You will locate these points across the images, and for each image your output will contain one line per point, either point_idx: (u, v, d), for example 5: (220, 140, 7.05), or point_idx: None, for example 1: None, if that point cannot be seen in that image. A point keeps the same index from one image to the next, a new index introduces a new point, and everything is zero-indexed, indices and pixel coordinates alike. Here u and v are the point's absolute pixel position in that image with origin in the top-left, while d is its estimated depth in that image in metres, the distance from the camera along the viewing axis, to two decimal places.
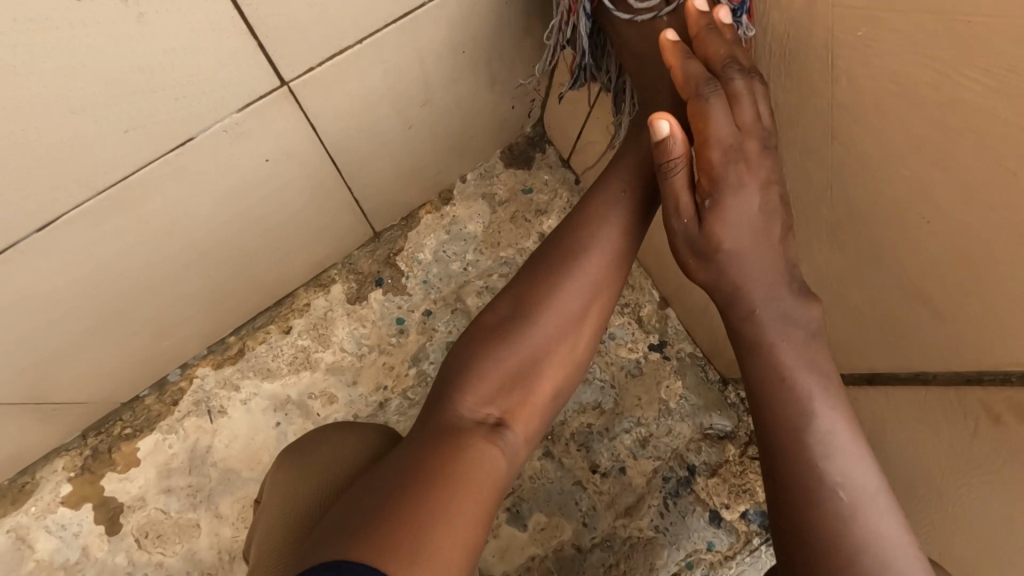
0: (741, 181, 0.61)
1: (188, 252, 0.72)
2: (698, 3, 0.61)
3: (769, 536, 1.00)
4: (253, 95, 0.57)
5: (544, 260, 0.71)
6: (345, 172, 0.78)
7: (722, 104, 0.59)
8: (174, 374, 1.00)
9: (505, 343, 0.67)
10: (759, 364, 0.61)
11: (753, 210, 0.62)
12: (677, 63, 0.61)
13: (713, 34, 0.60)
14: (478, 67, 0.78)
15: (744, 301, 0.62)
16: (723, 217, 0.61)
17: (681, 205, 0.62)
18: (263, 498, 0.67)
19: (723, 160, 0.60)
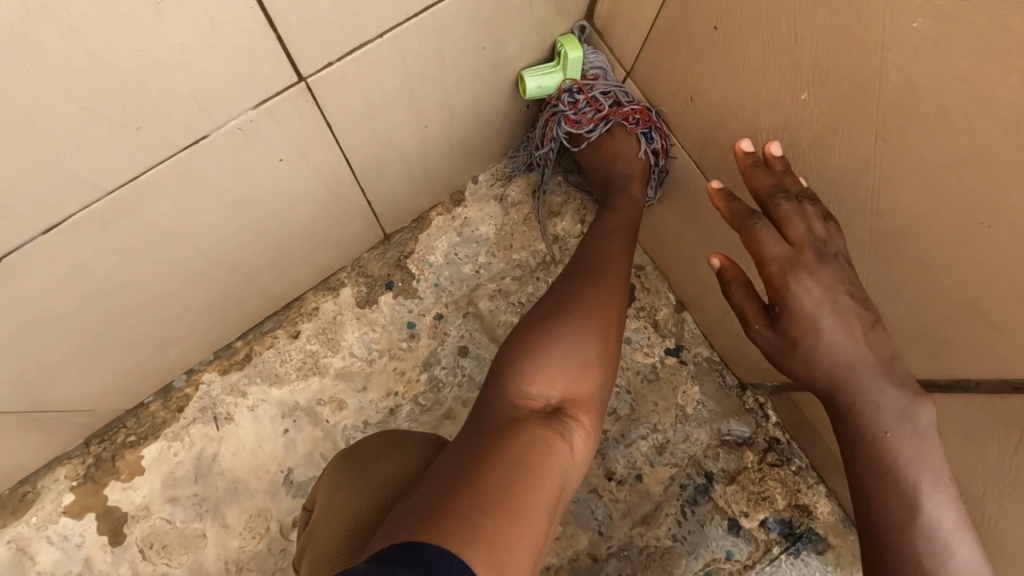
0: (806, 286, 0.58)
1: (199, 255, 0.70)
2: (743, 145, 0.66)
3: (789, 545, 0.98)
4: (270, 92, 0.55)
5: (568, 276, 0.73)
6: (360, 176, 0.76)
7: (767, 229, 0.61)
8: (180, 380, 0.97)
9: (546, 335, 0.64)
10: (859, 453, 0.57)
11: (830, 309, 0.58)
12: (722, 204, 0.66)
13: (759, 169, 0.64)
14: (498, 66, 0.76)
15: (845, 395, 0.58)
16: (799, 319, 0.58)
17: (752, 318, 0.62)
18: (315, 512, 0.65)
19: (781, 273, 0.59)
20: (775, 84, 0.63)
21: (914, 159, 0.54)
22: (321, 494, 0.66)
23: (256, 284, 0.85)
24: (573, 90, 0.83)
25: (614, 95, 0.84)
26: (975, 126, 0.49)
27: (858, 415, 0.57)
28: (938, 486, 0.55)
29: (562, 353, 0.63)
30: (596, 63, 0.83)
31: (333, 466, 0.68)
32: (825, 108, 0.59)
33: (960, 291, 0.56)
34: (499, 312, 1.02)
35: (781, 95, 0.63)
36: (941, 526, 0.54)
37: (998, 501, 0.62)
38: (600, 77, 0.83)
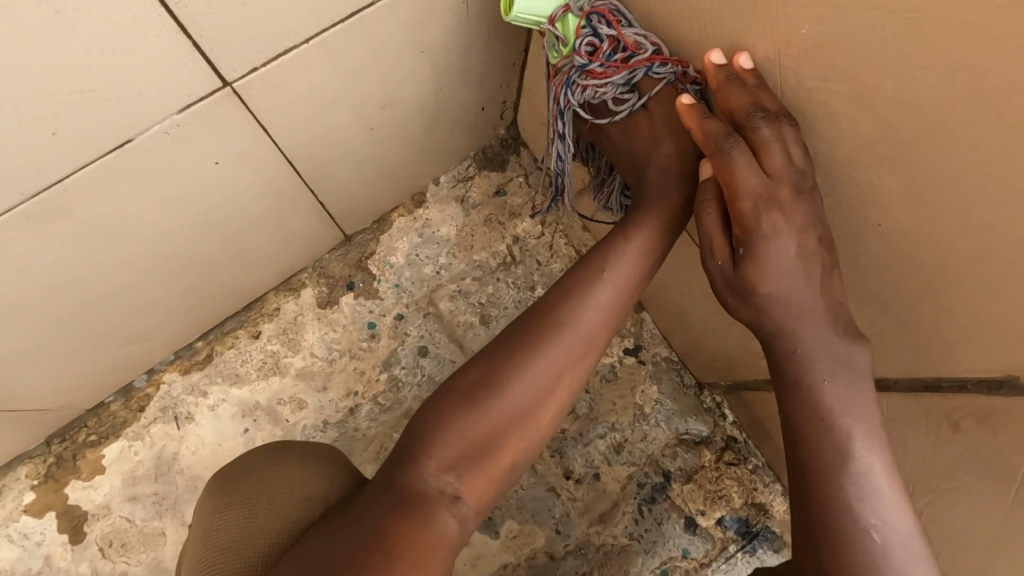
0: (778, 230, 0.55)
1: (144, 255, 0.71)
2: (715, 56, 0.56)
3: (745, 543, 0.99)
4: (194, 96, 0.56)
5: (537, 327, 0.64)
6: (305, 174, 0.77)
7: (745, 156, 0.56)
8: (140, 380, 0.98)
9: (480, 406, 0.61)
10: (794, 396, 0.56)
11: (791, 253, 0.56)
12: (694, 123, 0.59)
13: (732, 84, 0.55)
14: (438, 69, 0.77)
15: (787, 341, 0.57)
16: (762, 263, 0.56)
17: (713, 250, 0.59)
18: (202, 515, 0.58)
19: (754, 211, 0.56)
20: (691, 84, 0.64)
21: (816, 162, 0.55)
22: (206, 503, 0.59)
23: (211, 285, 0.86)
24: (600, 36, 0.64)
25: (644, 37, 0.64)
26: (861, 129, 0.48)
27: (798, 359, 0.56)
28: (871, 438, 0.54)
29: (490, 435, 0.61)
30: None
31: (224, 468, 0.60)
32: None
33: (871, 292, 0.57)
34: (460, 313, 1.03)
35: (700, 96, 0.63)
36: (870, 471, 0.53)
37: (924, 497, 0.63)
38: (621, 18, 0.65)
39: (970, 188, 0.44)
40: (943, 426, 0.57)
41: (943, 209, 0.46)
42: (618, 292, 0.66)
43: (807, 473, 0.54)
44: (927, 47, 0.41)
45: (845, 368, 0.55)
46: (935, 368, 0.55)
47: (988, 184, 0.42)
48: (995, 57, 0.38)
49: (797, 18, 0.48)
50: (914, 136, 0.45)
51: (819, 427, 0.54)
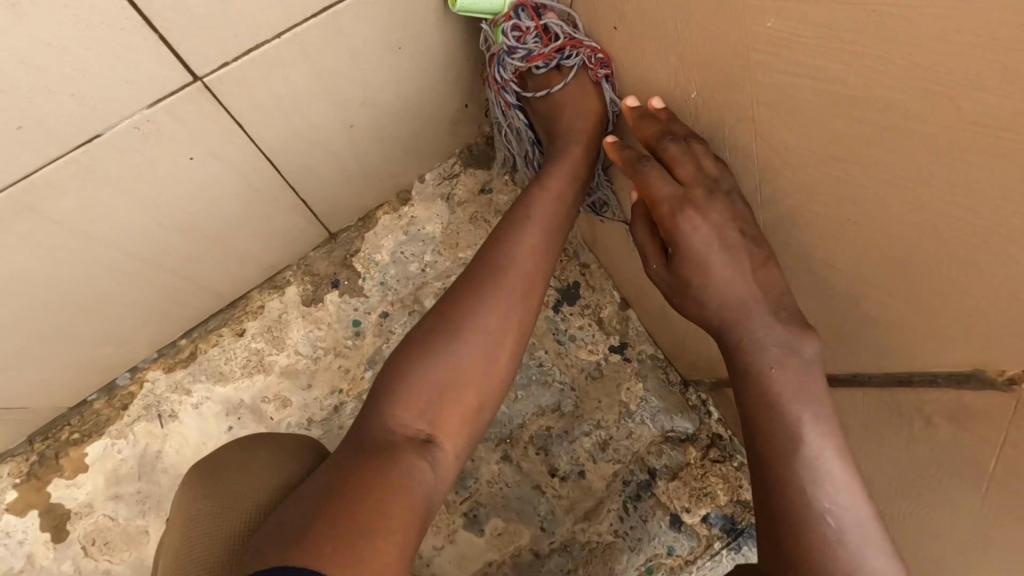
0: (696, 228, 0.60)
1: (121, 253, 0.71)
2: (630, 102, 0.68)
3: (730, 540, 0.99)
4: (164, 91, 0.55)
5: (467, 277, 0.68)
6: (285, 172, 0.77)
7: (659, 171, 0.63)
8: (123, 378, 0.98)
9: (430, 353, 0.63)
10: (753, 388, 0.60)
11: (722, 246, 0.60)
12: (615, 153, 0.67)
13: (645, 119, 0.65)
14: (419, 66, 0.76)
15: (735, 333, 0.61)
16: (691, 259, 0.61)
17: (650, 256, 0.66)
18: (187, 506, 0.61)
19: (671, 214, 0.62)
20: (666, 80, 0.64)
21: (787, 158, 0.55)
22: (186, 492, 0.63)
23: (192, 283, 0.86)
24: (523, 22, 0.72)
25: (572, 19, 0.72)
26: (830, 123, 0.48)
27: (749, 352, 0.60)
28: (820, 425, 0.57)
29: (444, 379, 0.62)
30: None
31: (208, 463, 0.65)
32: (712, 104, 0.60)
33: (845, 288, 0.57)
34: None
35: (675, 92, 0.63)
36: (821, 457, 0.56)
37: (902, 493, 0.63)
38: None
39: (934, 183, 0.43)
40: (917, 423, 0.57)
41: (910, 204, 0.46)
42: (542, 237, 0.71)
43: (768, 463, 0.58)
44: (888, 42, 0.41)
45: (796, 360, 0.59)
46: (908, 364, 0.55)
47: (952, 178, 0.42)
48: (953, 50, 0.38)
49: (766, 12, 0.49)
50: (880, 130, 0.45)
51: (770, 418, 0.58)
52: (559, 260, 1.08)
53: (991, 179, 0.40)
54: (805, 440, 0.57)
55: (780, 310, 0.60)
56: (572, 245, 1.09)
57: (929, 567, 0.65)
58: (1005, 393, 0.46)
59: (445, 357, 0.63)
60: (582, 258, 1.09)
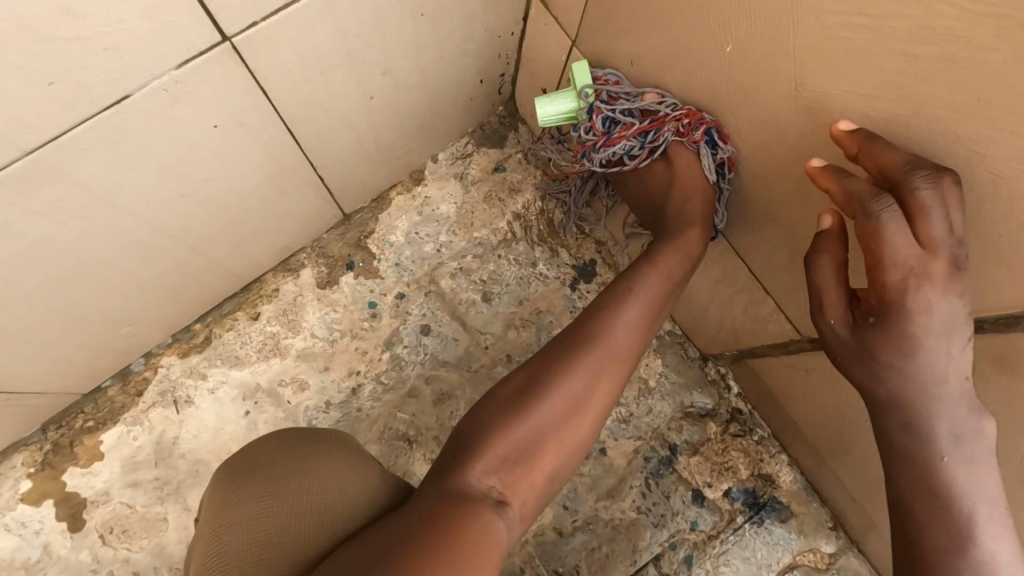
0: (927, 302, 0.53)
1: (141, 226, 0.70)
2: (843, 124, 0.54)
3: (752, 514, 0.99)
4: (193, 50, 0.54)
5: (564, 339, 0.69)
6: (304, 144, 0.76)
7: (899, 222, 0.52)
8: (137, 364, 0.96)
9: (513, 417, 0.65)
10: (913, 470, 0.56)
11: (938, 323, 0.53)
12: (834, 184, 0.55)
13: (880, 143, 0.52)
14: (441, 34, 0.76)
15: (908, 411, 0.56)
16: (899, 332, 0.54)
17: (832, 308, 0.59)
18: (255, 491, 0.57)
19: (900, 283, 0.53)
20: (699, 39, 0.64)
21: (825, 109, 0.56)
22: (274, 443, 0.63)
23: (205, 261, 0.85)
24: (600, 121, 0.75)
25: (655, 97, 0.72)
26: (878, 64, 0.50)
27: (913, 432, 0.56)
28: (995, 522, 0.53)
29: (524, 438, 0.65)
30: (607, 70, 0.76)
31: (271, 443, 0.61)
32: (747, 59, 0.60)
33: None
34: (461, 291, 1.03)
35: (706, 50, 0.64)
36: (992, 559, 0.52)
37: None
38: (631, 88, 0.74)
39: (993, 114, 0.45)
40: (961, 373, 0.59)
41: (968, 138, 0.48)
42: (641, 314, 0.72)
43: (916, 556, 0.55)
44: None
45: (969, 443, 0.54)
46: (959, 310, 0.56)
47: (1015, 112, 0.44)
48: None
49: None
50: (932, 65, 0.46)
51: (935, 504, 0.54)
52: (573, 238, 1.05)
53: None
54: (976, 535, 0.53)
55: (965, 390, 0.55)
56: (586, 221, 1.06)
57: None
58: None
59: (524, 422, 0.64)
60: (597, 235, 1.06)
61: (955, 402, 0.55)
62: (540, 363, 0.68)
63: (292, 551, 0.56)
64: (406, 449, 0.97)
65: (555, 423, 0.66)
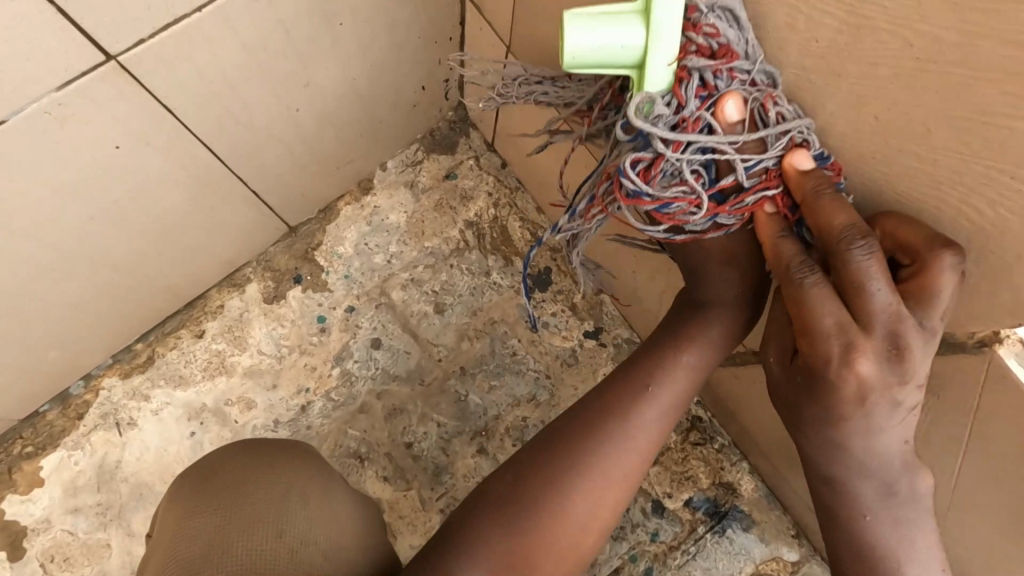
0: (849, 380, 0.47)
1: (54, 248, 0.67)
2: (797, 160, 0.49)
3: (714, 523, 0.97)
4: (73, 71, 0.52)
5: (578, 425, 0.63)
6: (225, 158, 0.74)
7: (819, 286, 0.48)
8: (77, 387, 0.94)
9: (517, 510, 0.60)
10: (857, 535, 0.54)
11: (873, 394, 0.48)
12: (768, 234, 0.52)
13: (823, 195, 0.47)
14: (367, 41, 0.74)
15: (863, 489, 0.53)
16: (821, 405, 0.50)
17: (772, 352, 0.55)
18: (222, 477, 0.60)
19: (824, 356, 0.48)
20: None
21: None
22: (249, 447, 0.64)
23: (135, 279, 0.82)
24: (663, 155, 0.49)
25: (768, 111, 0.49)
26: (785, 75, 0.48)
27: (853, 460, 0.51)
28: None
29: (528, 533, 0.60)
30: (723, 7, 0.48)
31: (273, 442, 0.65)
32: None
33: None
34: (413, 303, 1.00)
35: None
36: None
37: None
38: (747, 67, 0.49)
39: None
40: None
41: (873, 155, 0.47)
42: (677, 397, 0.65)
43: None
44: None
45: (896, 497, 0.53)
46: None
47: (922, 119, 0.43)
48: None
49: None
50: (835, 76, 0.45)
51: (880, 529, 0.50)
52: (527, 246, 1.03)
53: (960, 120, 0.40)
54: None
55: (899, 449, 0.51)
56: (541, 228, 1.04)
57: None
58: (976, 356, 0.49)
59: (535, 517, 0.60)
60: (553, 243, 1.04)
61: (887, 461, 0.51)
62: (551, 454, 0.62)
63: (208, 543, 0.55)
64: (357, 466, 0.95)
65: (567, 519, 0.61)
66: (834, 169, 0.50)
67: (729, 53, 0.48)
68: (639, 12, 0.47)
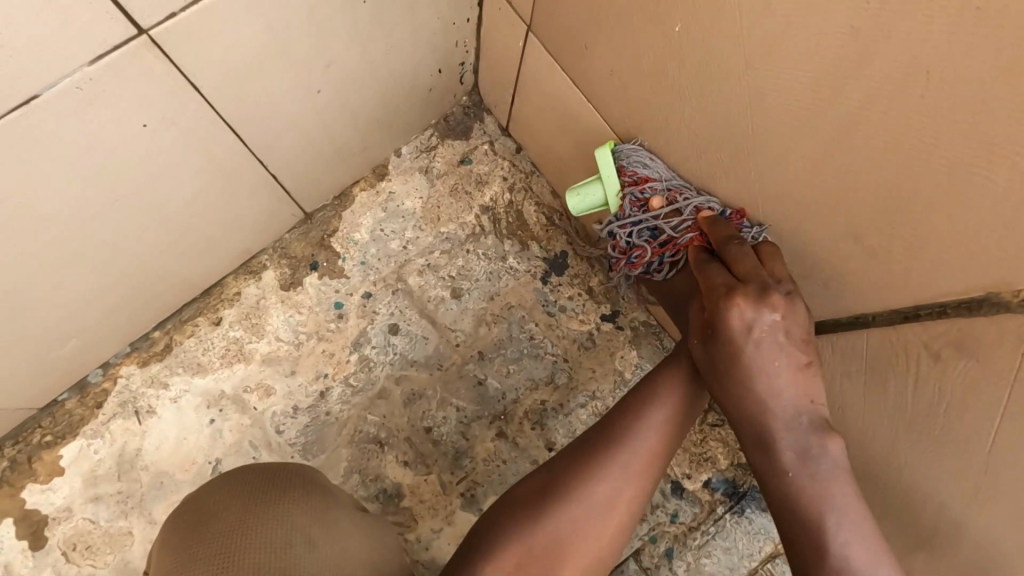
0: (734, 318, 0.62)
1: (76, 232, 0.67)
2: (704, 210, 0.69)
3: (733, 504, 0.97)
4: (106, 45, 0.51)
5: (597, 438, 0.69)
6: (247, 141, 0.73)
7: (711, 264, 0.66)
8: (95, 375, 0.93)
9: (530, 520, 0.66)
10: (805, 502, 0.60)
11: (756, 337, 0.61)
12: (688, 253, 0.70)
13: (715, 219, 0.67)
14: (387, 21, 0.73)
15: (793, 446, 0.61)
16: (721, 348, 0.63)
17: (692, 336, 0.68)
18: (215, 507, 0.60)
19: (714, 302, 0.63)
20: (647, 20, 0.61)
21: (775, 90, 0.54)
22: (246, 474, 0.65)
23: (155, 266, 0.82)
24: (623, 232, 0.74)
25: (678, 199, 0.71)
26: (821, 41, 0.48)
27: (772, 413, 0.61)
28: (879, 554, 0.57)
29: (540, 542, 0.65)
30: (636, 155, 0.73)
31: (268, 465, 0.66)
32: (694, 40, 0.58)
33: (847, 215, 0.56)
34: (430, 288, 1.00)
35: (655, 30, 0.61)
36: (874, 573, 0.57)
37: (908, 436, 0.65)
38: (661, 180, 0.72)
39: (934, 88, 0.43)
40: (922, 360, 0.58)
41: (916, 115, 0.45)
42: (672, 411, 0.70)
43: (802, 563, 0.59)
44: None
45: (815, 463, 0.60)
46: (914, 298, 0.55)
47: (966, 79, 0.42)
48: None
49: None
50: (875, 37, 0.44)
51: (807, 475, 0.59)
52: (543, 230, 1.03)
53: (1010, 71, 0.38)
54: (829, 550, 0.57)
55: (802, 416, 0.61)
56: (556, 212, 1.04)
57: (946, 501, 0.65)
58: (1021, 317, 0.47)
59: (545, 525, 0.65)
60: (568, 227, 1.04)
61: (796, 422, 0.61)
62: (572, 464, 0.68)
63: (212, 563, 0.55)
64: (377, 452, 0.95)
65: (579, 530, 0.66)
66: (738, 217, 0.67)
67: (643, 176, 0.73)
68: (598, 180, 0.76)
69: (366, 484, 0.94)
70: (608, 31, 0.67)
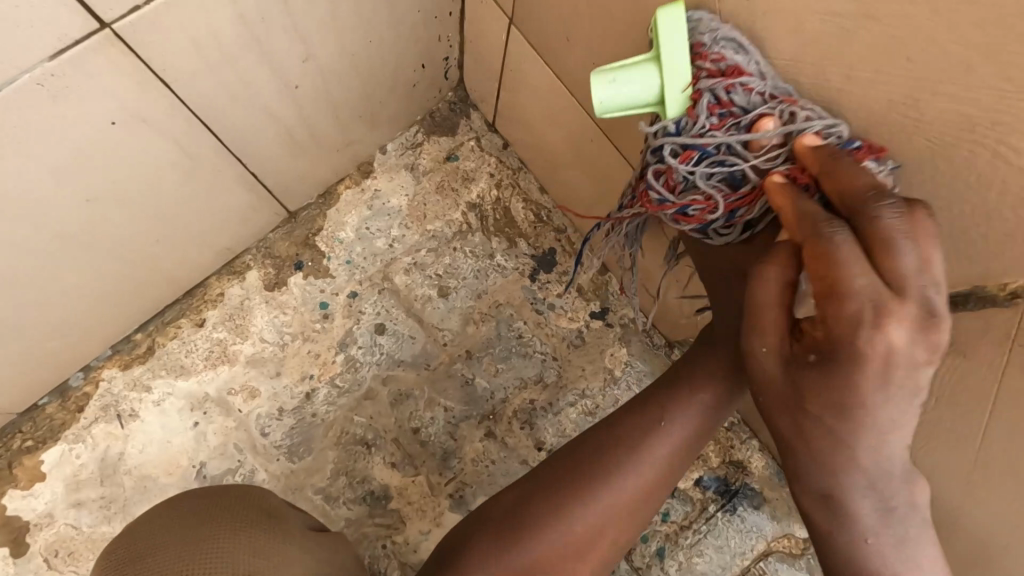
0: (878, 342, 0.43)
1: (47, 232, 0.65)
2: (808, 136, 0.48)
3: (725, 502, 0.97)
4: (66, 39, 0.50)
5: (600, 449, 0.67)
6: (223, 138, 0.72)
7: (853, 245, 0.43)
8: (76, 379, 0.92)
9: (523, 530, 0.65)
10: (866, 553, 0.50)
11: (898, 367, 0.44)
12: (788, 202, 0.47)
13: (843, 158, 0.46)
14: (365, 13, 0.72)
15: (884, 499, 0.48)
16: (834, 377, 0.45)
17: (765, 330, 0.50)
18: (154, 541, 0.58)
19: (854, 314, 0.43)
20: (628, 9, 0.60)
21: None
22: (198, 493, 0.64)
23: (133, 267, 0.80)
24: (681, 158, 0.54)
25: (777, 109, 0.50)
26: (802, 27, 0.46)
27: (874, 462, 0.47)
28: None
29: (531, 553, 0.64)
30: (726, 32, 0.50)
31: (227, 495, 0.63)
32: None
33: None
34: (417, 287, 0.99)
35: (637, 20, 0.60)
36: None
37: None
38: (756, 80, 0.50)
39: (917, 74, 0.42)
40: None
41: (901, 102, 0.44)
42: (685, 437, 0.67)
43: None
44: None
45: (898, 522, 0.49)
46: None
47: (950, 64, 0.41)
48: None
49: None
50: (857, 22, 0.43)
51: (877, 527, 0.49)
52: (531, 227, 1.02)
53: (995, 55, 0.37)
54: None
55: (901, 465, 0.47)
56: (545, 209, 1.03)
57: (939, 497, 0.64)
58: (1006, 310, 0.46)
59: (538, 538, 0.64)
60: (557, 223, 1.02)
61: (887, 477, 0.48)
62: (573, 474, 0.66)
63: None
64: (365, 453, 0.94)
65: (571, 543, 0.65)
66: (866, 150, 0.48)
67: (739, 69, 0.50)
68: (652, 60, 0.53)
69: (353, 487, 0.93)
70: (590, 22, 0.66)
